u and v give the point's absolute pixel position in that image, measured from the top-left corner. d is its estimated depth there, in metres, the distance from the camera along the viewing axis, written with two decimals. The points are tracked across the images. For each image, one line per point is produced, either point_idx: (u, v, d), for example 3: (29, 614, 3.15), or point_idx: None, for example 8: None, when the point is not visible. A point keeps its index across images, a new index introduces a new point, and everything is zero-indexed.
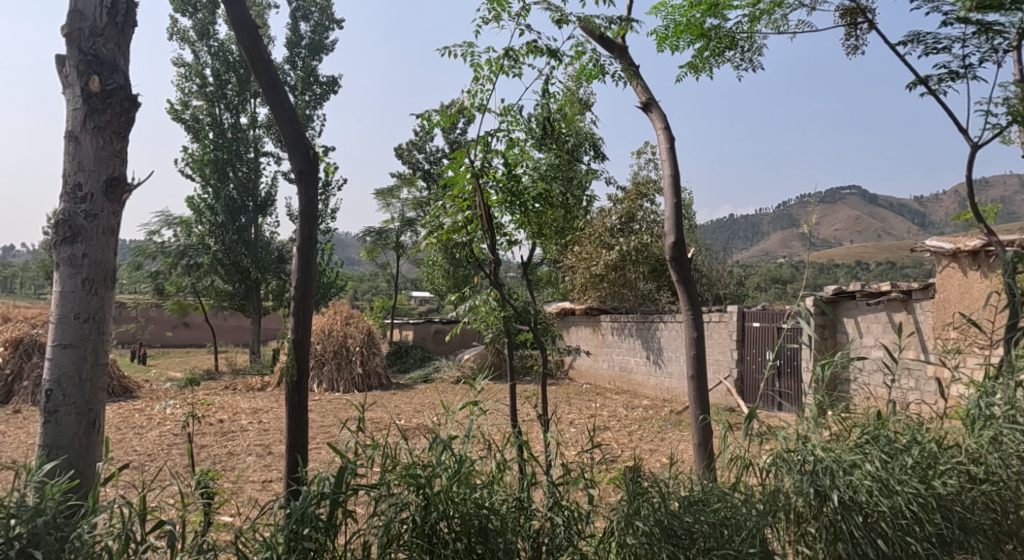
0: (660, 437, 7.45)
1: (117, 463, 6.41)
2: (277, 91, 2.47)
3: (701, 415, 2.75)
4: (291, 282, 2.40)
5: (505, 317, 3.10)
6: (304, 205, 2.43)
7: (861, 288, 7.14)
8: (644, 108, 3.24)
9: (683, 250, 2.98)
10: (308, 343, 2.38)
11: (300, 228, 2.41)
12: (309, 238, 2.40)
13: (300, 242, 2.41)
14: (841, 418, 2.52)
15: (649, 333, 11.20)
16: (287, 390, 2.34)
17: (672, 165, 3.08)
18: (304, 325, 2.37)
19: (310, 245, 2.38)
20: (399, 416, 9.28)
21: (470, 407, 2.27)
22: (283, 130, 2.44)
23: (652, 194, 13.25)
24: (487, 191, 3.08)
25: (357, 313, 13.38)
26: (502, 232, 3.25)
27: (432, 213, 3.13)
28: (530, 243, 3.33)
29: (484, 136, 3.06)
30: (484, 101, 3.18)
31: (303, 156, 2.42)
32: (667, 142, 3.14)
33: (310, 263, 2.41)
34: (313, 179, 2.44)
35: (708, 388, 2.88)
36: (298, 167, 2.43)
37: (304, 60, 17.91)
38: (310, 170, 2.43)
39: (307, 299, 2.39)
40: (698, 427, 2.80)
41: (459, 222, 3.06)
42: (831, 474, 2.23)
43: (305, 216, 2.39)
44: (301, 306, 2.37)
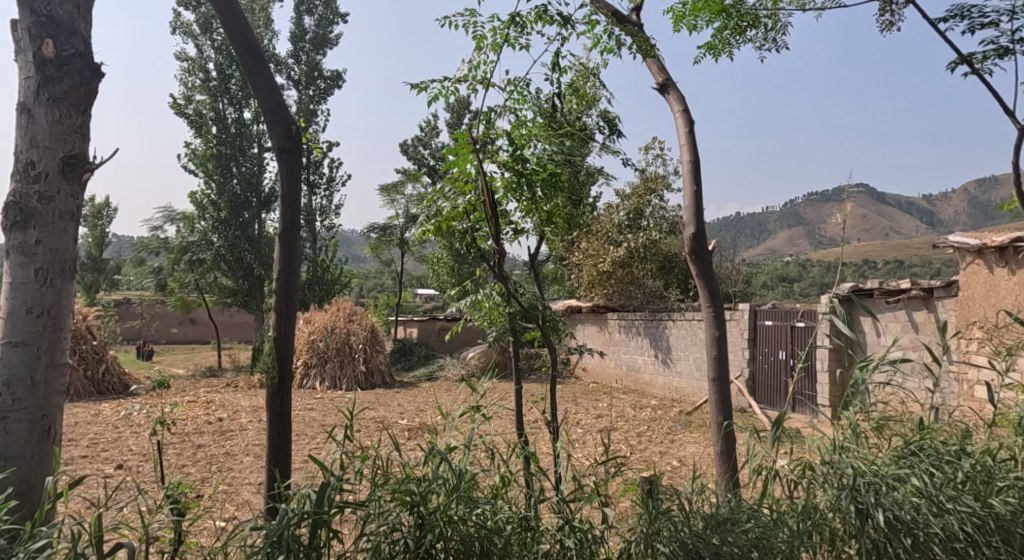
0: (670, 439, 7.24)
1: (111, 464, 6.26)
2: (257, 60, 2.33)
3: (726, 421, 2.54)
4: (275, 271, 2.29)
5: (510, 313, 2.92)
6: (286, 187, 2.31)
7: (880, 286, 6.88)
8: (661, 89, 3.01)
9: (703, 241, 2.76)
10: (292, 340, 2.28)
11: (283, 211, 2.29)
12: (291, 224, 2.29)
13: (281, 226, 2.30)
14: (879, 428, 2.29)
15: (658, 331, 10.98)
16: (268, 393, 2.25)
17: (692, 151, 2.83)
18: (287, 321, 2.26)
19: (292, 233, 2.27)
20: (402, 415, 9.10)
21: (474, 414, 2.09)
22: (262, 103, 2.30)
23: (661, 189, 13.01)
24: (490, 175, 2.88)
25: (360, 310, 13.20)
26: (507, 221, 3.05)
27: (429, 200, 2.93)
28: (537, 232, 3.12)
29: (488, 112, 2.85)
30: (487, 75, 2.94)
31: (285, 135, 2.30)
32: (685, 126, 2.89)
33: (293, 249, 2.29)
34: (295, 157, 2.32)
35: (731, 391, 2.65)
36: (278, 145, 2.31)
37: (308, 54, 17.73)
38: (292, 148, 2.31)
39: (291, 285, 2.28)
40: (720, 435, 2.59)
41: (460, 208, 2.86)
42: (874, 491, 2.00)
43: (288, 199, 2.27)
44: (283, 302, 2.25)
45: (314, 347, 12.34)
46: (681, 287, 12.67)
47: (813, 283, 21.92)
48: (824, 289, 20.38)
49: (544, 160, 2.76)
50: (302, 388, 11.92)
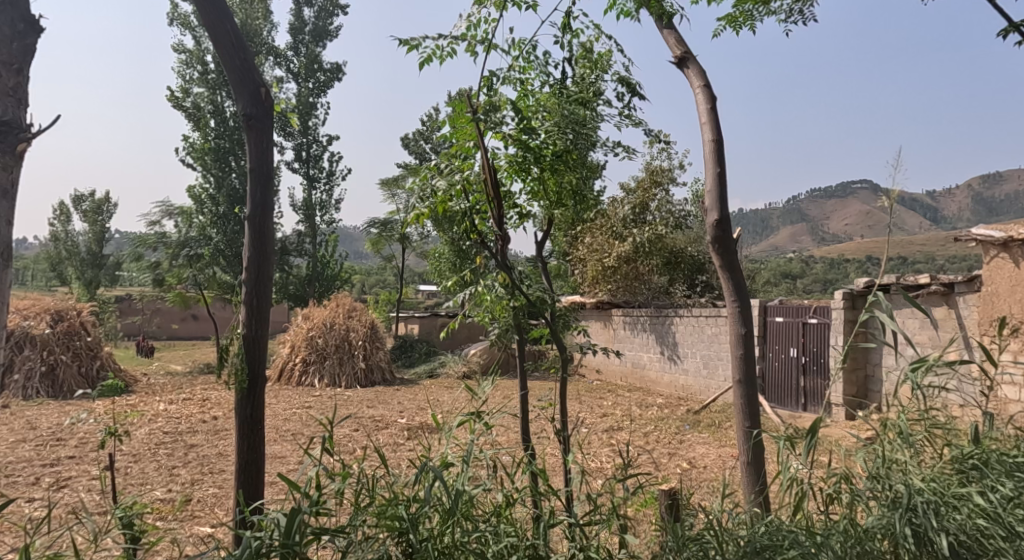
0: (678, 440, 7.01)
1: (99, 465, 6.06)
2: (220, 11, 2.21)
3: (754, 429, 2.29)
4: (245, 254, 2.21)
5: (515, 307, 2.70)
6: (256, 155, 2.23)
7: (896, 280, 6.64)
8: (679, 64, 2.75)
9: (728, 228, 2.48)
10: (265, 334, 2.21)
11: (252, 185, 2.21)
12: (261, 200, 2.22)
13: (251, 201, 2.22)
14: (931, 438, 2.03)
15: (663, 328, 10.73)
16: (239, 397, 2.18)
17: (714, 130, 2.56)
18: (258, 314, 2.19)
19: (263, 212, 2.20)
20: (401, 413, 8.89)
21: (482, 423, 1.91)
22: (228, 64, 2.21)
23: (666, 182, 12.82)
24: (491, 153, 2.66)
25: (359, 306, 12.99)
26: (510, 204, 2.82)
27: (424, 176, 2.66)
28: (543, 217, 2.88)
29: (489, 77, 2.60)
30: (487, 37, 2.70)
31: (252, 100, 2.22)
32: (706, 102, 2.62)
33: (267, 221, 2.24)
34: (264, 123, 2.24)
35: (758, 395, 2.39)
36: (245, 111, 2.22)
37: (307, 46, 17.47)
38: (261, 115, 2.23)
39: (264, 259, 2.21)
40: (747, 444, 2.33)
41: (458, 186, 2.61)
42: (933, 512, 1.74)
43: (257, 171, 2.19)
44: (255, 293, 2.19)
45: (313, 343, 12.13)
46: (687, 283, 12.42)
47: (817, 279, 21.63)
48: (829, 286, 20.11)
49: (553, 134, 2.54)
50: (300, 385, 11.70)
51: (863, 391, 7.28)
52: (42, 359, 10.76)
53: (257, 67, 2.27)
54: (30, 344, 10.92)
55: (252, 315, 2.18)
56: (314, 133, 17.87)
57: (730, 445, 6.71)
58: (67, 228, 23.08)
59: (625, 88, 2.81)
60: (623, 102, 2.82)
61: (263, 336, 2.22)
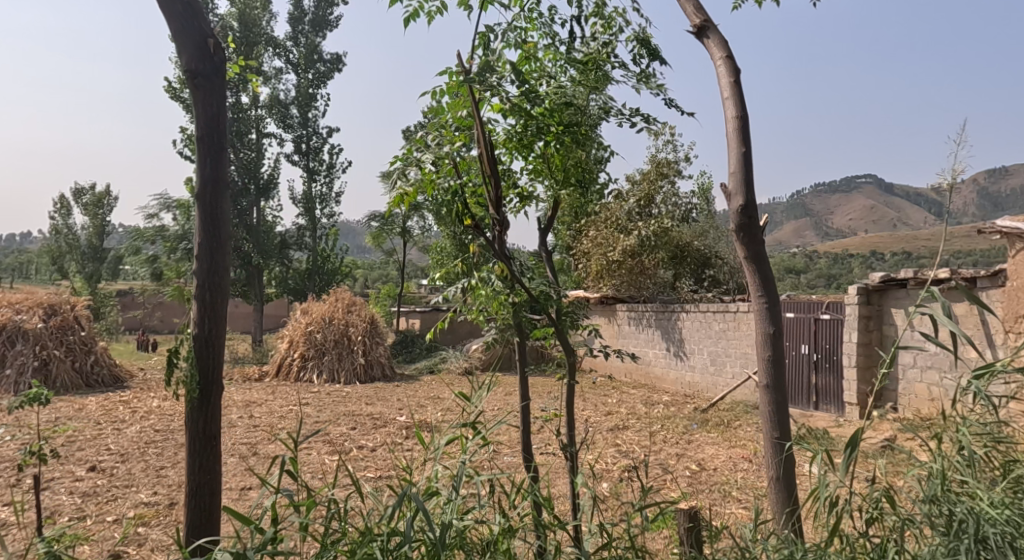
0: (686, 439, 6.76)
1: (83, 466, 5.84)
2: None
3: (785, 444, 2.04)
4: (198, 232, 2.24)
5: (515, 303, 2.48)
6: (205, 114, 2.25)
7: (914, 276, 6.42)
8: (698, 34, 2.48)
9: (753, 213, 2.21)
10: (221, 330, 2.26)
11: (202, 155, 2.23)
12: (214, 174, 2.25)
13: (203, 172, 2.24)
14: (997, 457, 1.78)
15: (670, 323, 10.50)
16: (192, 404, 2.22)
17: (738, 106, 2.30)
18: (212, 302, 2.23)
19: (216, 187, 2.24)
20: (401, 411, 8.67)
21: (485, 439, 1.99)
22: (172, 18, 2.20)
23: (673, 175, 12.68)
24: (488, 125, 2.42)
25: (359, 301, 12.75)
26: (508, 183, 2.60)
27: (411, 148, 2.41)
28: (545, 201, 2.64)
29: (485, 34, 2.37)
30: None
31: (195, 55, 2.22)
32: (729, 75, 2.35)
33: (220, 187, 2.27)
34: (210, 80, 2.24)
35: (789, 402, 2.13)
36: (190, 69, 2.22)
37: (307, 37, 17.20)
38: (207, 70, 2.24)
39: (218, 229, 2.25)
40: (780, 462, 2.07)
41: (448, 162, 2.38)
42: (1006, 544, 1.50)
43: (206, 141, 2.21)
44: (208, 283, 2.22)
45: (311, 339, 11.88)
46: (694, 278, 12.40)
47: (820, 274, 21.35)
48: (832, 281, 19.85)
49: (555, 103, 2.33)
50: (298, 381, 11.48)
51: (877, 391, 6.98)
52: (35, 354, 10.56)
53: (203, 19, 2.25)
54: (23, 338, 10.71)
55: (206, 314, 2.22)
56: (315, 125, 17.62)
57: (740, 445, 6.46)
58: (67, 222, 22.97)
59: (640, 49, 2.55)
60: (638, 67, 2.56)
61: (218, 332, 2.26)
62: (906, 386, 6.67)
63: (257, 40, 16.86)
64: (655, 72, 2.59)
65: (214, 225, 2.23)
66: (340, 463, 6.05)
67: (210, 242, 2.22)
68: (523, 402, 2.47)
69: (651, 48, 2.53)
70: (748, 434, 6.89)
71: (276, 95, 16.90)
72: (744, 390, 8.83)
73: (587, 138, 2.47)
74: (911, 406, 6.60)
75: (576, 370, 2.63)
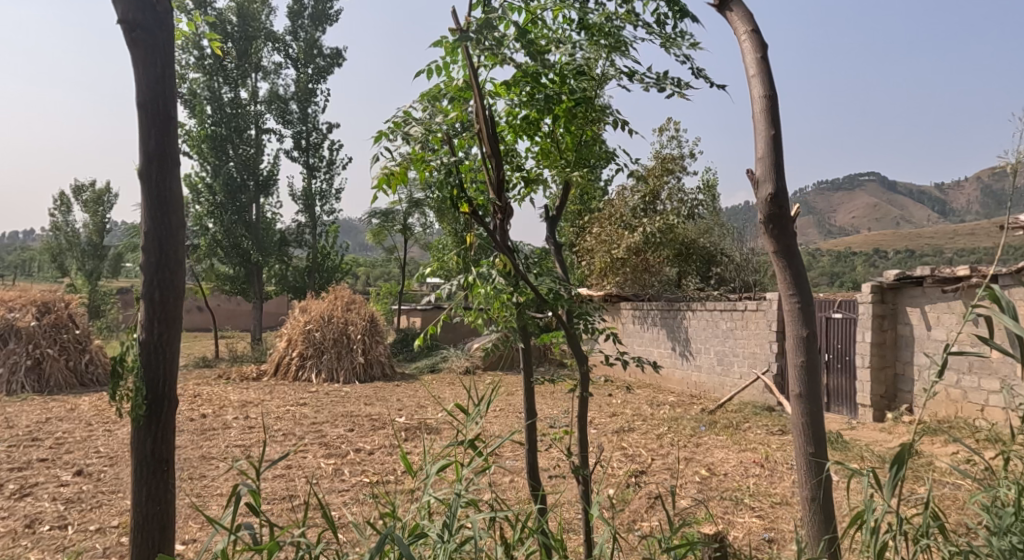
0: (695, 443, 6.54)
1: (70, 470, 5.64)
2: None
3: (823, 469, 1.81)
4: (143, 217, 2.08)
5: (520, 303, 2.26)
6: (146, 73, 2.10)
7: (933, 274, 6.22)
8: (720, 6, 2.24)
9: (784, 201, 1.97)
10: (172, 334, 2.12)
11: (144, 126, 2.08)
12: (157, 149, 2.09)
13: (145, 146, 2.09)
14: None
15: (675, 322, 10.30)
16: (139, 421, 2.08)
17: (766, 84, 2.06)
18: (163, 299, 2.09)
19: (160, 160, 2.09)
20: (400, 411, 8.46)
21: (484, 466, 2.12)
22: None
23: (678, 170, 12.48)
24: (492, 98, 2.21)
25: (359, 299, 12.53)
26: (512, 166, 2.39)
27: (400, 122, 2.19)
28: (553, 186, 2.42)
29: None
30: None
31: (134, 6, 2.07)
32: (754, 52, 2.11)
33: (167, 160, 2.12)
34: (149, 35, 2.09)
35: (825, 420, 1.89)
36: (124, 19, 2.07)
37: (307, 31, 16.97)
38: (148, 24, 2.09)
39: (164, 210, 2.10)
40: (820, 489, 1.84)
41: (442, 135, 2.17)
42: None
43: (145, 107, 2.07)
44: (157, 277, 2.08)
45: (310, 338, 11.68)
46: (700, 275, 12.23)
47: (824, 271, 21.10)
48: (835, 279, 19.63)
49: (563, 70, 2.12)
50: (297, 381, 11.29)
51: (892, 391, 6.79)
52: (29, 353, 10.37)
53: None
54: (16, 336, 10.53)
55: (156, 317, 2.08)
56: (314, 121, 17.38)
57: (750, 449, 6.24)
58: (68, 219, 22.66)
59: (665, 10, 2.31)
60: (661, 30, 2.32)
61: (169, 339, 2.12)
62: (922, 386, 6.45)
63: (256, 35, 16.61)
64: (685, 33, 2.34)
65: (162, 202, 2.09)
66: (336, 467, 5.84)
67: (158, 221, 2.08)
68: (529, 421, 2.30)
69: (677, 9, 2.29)
70: (758, 437, 6.66)
71: (275, 90, 16.68)
72: (752, 391, 8.60)
73: (599, 110, 2.24)
74: (927, 408, 6.38)
75: (589, 381, 2.42)
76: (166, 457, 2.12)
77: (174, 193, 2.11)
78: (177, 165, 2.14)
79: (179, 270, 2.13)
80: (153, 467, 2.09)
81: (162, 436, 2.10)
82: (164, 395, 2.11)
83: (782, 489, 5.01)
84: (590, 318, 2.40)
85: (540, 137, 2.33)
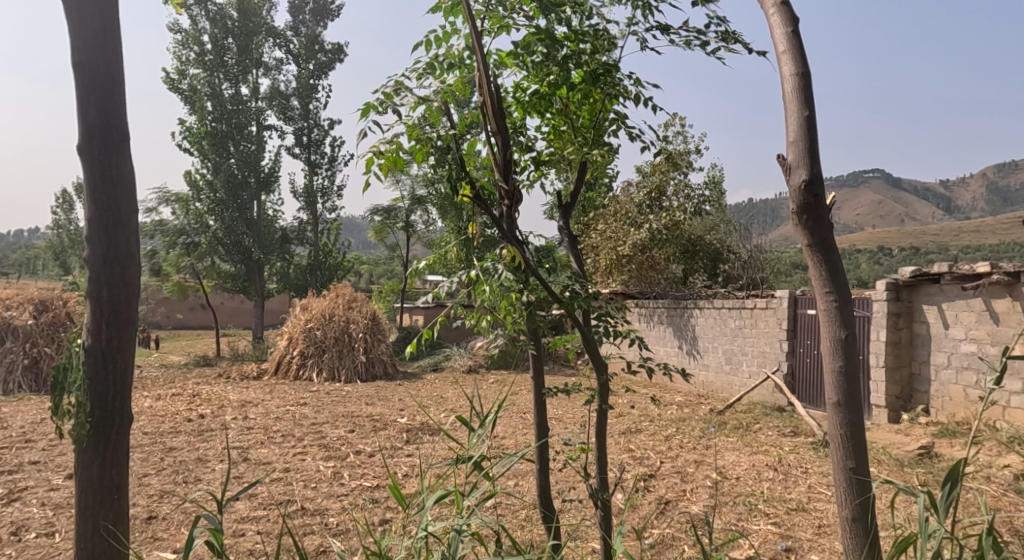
0: (704, 444, 6.35)
1: (60, 473, 5.47)
2: None
3: (864, 493, 1.65)
4: (86, 198, 1.95)
5: (532, 299, 2.14)
6: (85, 32, 1.95)
7: (950, 271, 6.02)
8: None
9: (820, 193, 1.79)
10: (124, 328, 1.98)
11: (84, 94, 1.94)
12: (98, 120, 1.95)
13: (83, 115, 1.94)
14: None
15: (682, 321, 10.12)
16: (91, 428, 1.95)
17: (797, 61, 1.87)
18: (110, 290, 1.95)
19: (103, 131, 1.95)
20: (402, 411, 8.30)
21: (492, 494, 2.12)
22: None
23: (685, 166, 12.27)
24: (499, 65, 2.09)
25: (361, 297, 12.36)
26: (521, 147, 2.28)
27: (392, 92, 2.07)
28: (565, 166, 2.31)
29: None
30: None
31: None
32: (785, 26, 1.92)
33: (112, 131, 1.98)
34: None
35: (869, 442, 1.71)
36: None
37: (308, 26, 16.79)
38: None
39: (109, 188, 1.96)
40: (864, 517, 1.68)
41: (439, 110, 2.04)
42: None
43: (84, 69, 1.94)
44: (104, 268, 1.94)
45: (311, 336, 11.51)
46: (707, 272, 12.06)
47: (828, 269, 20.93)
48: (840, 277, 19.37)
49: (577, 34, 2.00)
50: (298, 380, 11.15)
51: (908, 391, 6.60)
52: (26, 351, 10.22)
53: None
54: (12, 335, 10.37)
55: (105, 318, 1.94)
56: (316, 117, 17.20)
57: (762, 451, 6.06)
58: (70, 217, 22.49)
59: None
60: None
61: (121, 342, 1.98)
62: (939, 387, 6.25)
63: (257, 30, 16.41)
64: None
65: (108, 179, 1.95)
66: (336, 470, 5.66)
67: (103, 203, 1.94)
68: (541, 439, 2.29)
69: None
70: (770, 439, 6.48)
71: (275, 86, 16.52)
72: (762, 391, 8.41)
73: (612, 81, 2.11)
74: (944, 409, 6.20)
75: (607, 392, 2.33)
76: (117, 481, 2.00)
77: (121, 170, 1.98)
78: (123, 135, 2.00)
79: (130, 257, 2.00)
80: (103, 493, 1.97)
81: (112, 452, 1.98)
82: (114, 408, 1.98)
83: (798, 494, 4.83)
84: (610, 318, 2.28)
85: (551, 114, 2.25)
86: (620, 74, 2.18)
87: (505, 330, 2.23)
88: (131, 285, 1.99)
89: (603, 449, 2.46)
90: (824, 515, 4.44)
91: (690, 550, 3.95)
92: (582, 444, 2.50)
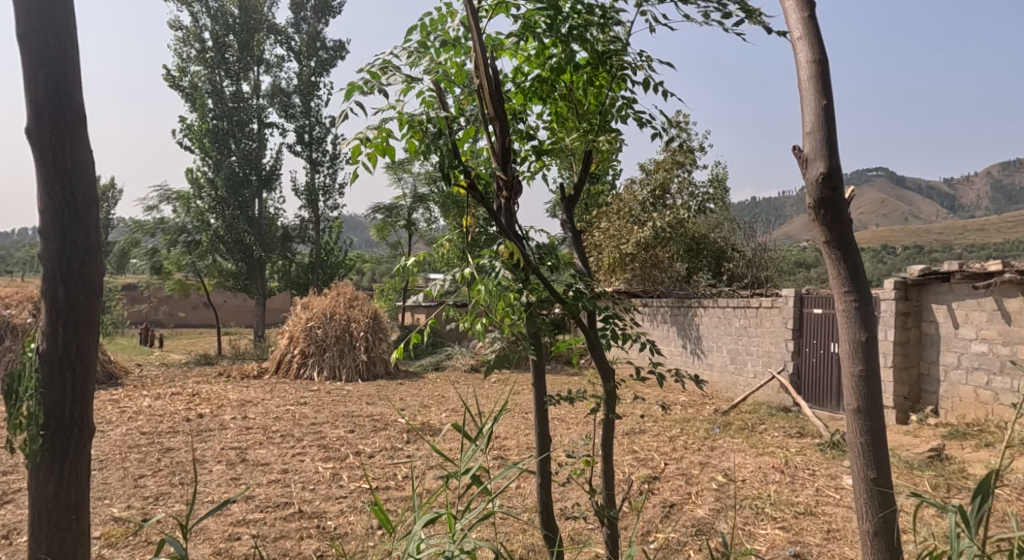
0: (709, 446, 6.25)
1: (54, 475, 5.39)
2: None
3: (886, 511, 1.56)
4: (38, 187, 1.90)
5: (531, 296, 2.06)
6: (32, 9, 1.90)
7: (960, 269, 5.91)
8: None
9: (838, 189, 1.69)
10: (83, 323, 1.95)
11: (34, 77, 1.89)
12: (47, 103, 1.91)
13: (32, 99, 1.90)
14: None
15: (686, 320, 10.02)
16: (50, 430, 1.93)
17: (814, 48, 1.77)
18: (65, 283, 1.91)
19: (53, 114, 1.91)
20: (403, 411, 8.21)
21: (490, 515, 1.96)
22: None
23: (689, 163, 12.15)
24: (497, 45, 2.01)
25: (362, 295, 12.26)
26: (521, 133, 2.20)
27: (379, 72, 1.99)
28: (567, 153, 2.22)
29: None
30: None
31: None
32: (800, 10, 1.82)
33: (64, 113, 1.93)
34: None
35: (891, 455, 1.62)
36: None
37: (309, 23, 16.69)
38: None
39: (62, 176, 1.91)
40: (886, 537, 1.59)
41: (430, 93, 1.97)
42: None
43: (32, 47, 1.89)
44: (60, 262, 1.90)
45: (311, 335, 11.42)
46: (711, 271, 11.96)
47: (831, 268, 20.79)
48: None
49: None
50: (299, 379, 11.07)
51: (916, 391, 6.49)
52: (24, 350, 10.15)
53: None
54: (11, 333, 10.29)
55: (63, 320, 1.92)
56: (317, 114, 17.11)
57: (768, 452, 5.95)
58: None
59: None
60: None
61: (78, 343, 1.95)
62: (948, 387, 6.14)
63: (258, 27, 16.32)
64: None
65: (63, 169, 1.91)
66: (335, 472, 5.57)
67: (57, 194, 1.90)
68: (542, 451, 2.23)
69: None
70: (776, 440, 6.37)
71: (277, 83, 16.45)
72: (767, 391, 8.30)
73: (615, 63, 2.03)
74: (954, 410, 6.09)
75: (614, 400, 2.25)
76: (76, 491, 1.97)
77: (75, 157, 1.93)
78: (77, 118, 1.96)
79: (91, 254, 1.96)
80: (58, 511, 1.93)
81: (73, 460, 1.96)
82: (73, 416, 1.95)
83: (805, 498, 4.72)
84: (617, 319, 2.18)
85: (553, 99, 2.16)
86: (626, 56, 2.09)
87: (506, 336, 2.15)
88: (92, 283, 1.96)
89: (609, 462, 2.37)
90: (832, 519, 4.34)
91: (696, 556, 3.85)
92: (586, 458, 2.43)
